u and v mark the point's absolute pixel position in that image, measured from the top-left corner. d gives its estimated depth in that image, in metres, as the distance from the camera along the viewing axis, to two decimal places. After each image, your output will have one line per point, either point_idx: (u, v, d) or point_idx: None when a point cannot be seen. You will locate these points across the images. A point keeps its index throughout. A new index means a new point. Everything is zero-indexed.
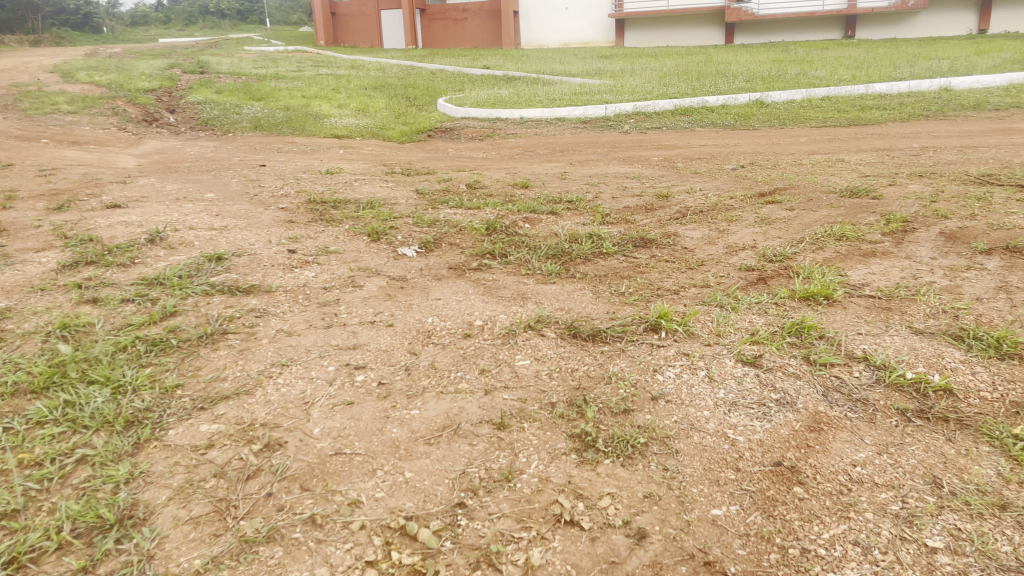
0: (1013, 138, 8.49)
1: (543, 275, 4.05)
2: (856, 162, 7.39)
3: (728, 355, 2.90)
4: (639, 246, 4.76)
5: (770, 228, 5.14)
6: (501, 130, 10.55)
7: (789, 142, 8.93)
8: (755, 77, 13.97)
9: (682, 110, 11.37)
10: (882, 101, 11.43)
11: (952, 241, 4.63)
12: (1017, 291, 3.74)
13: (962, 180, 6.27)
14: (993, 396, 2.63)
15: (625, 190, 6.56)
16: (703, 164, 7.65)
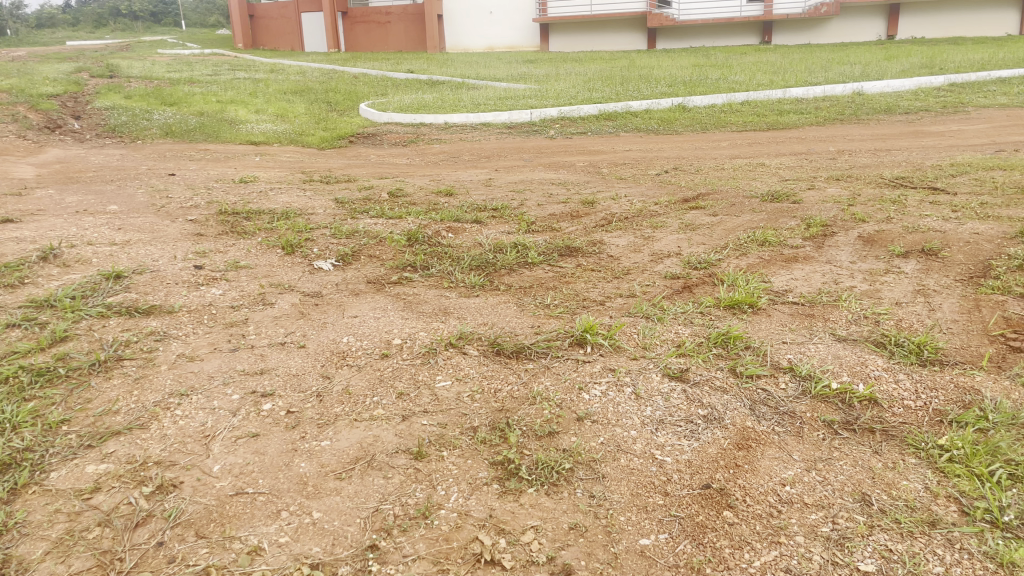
0: (922, 140, 8.79)
1: (466, 287, 3.91)
2: (776, 166, 7.50)
3: (655, 369, 2.82)
4: (565, 255, 4.67)
5: (695, 234, 5.13)
6: (425, 136, 10.37)
7: (712, 147, 9.04)
8: (677, 82, 14.17)
9: (606, 115, 11.40)
10: (799, 105, 11.71)
11: (870, 245, 4.70)
12: (934, 294, 3.79)
13: (876, 183, 6.43)
14: (916, 404, 2.62)
15: (551, 196, 6.48)
16: (627, 169, 7.66)
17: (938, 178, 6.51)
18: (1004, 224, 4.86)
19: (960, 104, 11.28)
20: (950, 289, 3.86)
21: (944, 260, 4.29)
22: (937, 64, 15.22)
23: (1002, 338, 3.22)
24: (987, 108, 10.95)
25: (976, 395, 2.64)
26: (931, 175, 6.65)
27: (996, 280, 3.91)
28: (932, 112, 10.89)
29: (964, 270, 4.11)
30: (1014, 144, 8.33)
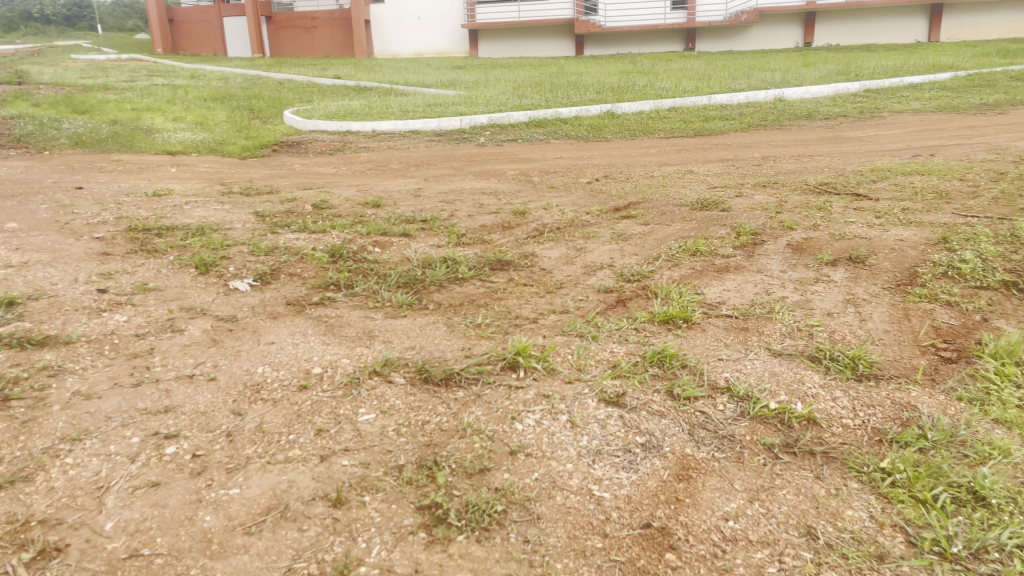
0: (843, 146, 9.00)
1: (393, 306, 3.72)
2: (704, 173, 7.54)
3: (590, 394, 2.69)
4: (496, 268, 4.53)
5: (627, 244, 5.06)
6: (352, 144, 10.11)
7: (640, 154, 9.05)
8: (605, 88, 14.23)
9: (536, 122, 11.33)
10: (724, 112, 11.89)
11: (799, 253, 4.70)
12: (864, 303, 3.79)
13: (802, 190, 6.50)
14: (855, 423, 2.56)
15: (481, 206, 6.33)
16: (558, 178, 7.57)
17: (860, 184, 6.62)
18: (926, 230, 4.94)
19: (876, 110, 11.62)
20: (880, 298, 3.86)
21: (872, 268, 4.31)
22: (853, 71, 15.70)
23: (933, 349, 3.21)
24: (901, 114, 11.32)
25: (913, 412, 2.60)
26: (853, 181, 6.77)
27: (923, 288, 3.94)
28: (850, 118, 11.19)
29: (891, 278, 4.13)
30: (928, 148, 8.58)
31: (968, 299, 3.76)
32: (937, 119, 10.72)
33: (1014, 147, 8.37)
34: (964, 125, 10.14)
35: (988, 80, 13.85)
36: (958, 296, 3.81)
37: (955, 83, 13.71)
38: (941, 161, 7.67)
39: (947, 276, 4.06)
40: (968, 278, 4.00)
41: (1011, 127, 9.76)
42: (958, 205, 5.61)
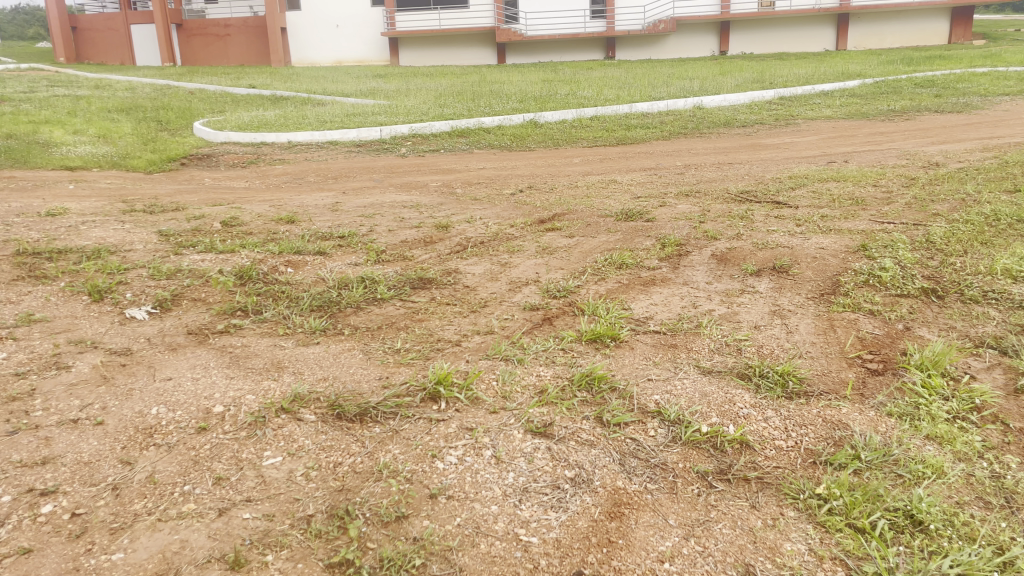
0: (761, 153, 9.14)
1: (305, 333, 3.49)
2: (627, 183, 7.51)
3: (516, 425, 2.53)
4: (416, 287, 4.34)
5: (552, 258, 4.94)
6: (267, 156, 9.74)
7: (564, 163, 8.99)
8: (528, 97, 14.19)
9: (458, 131, 11.17)
10: (645, 120, 11.98)
11: (723, 263, 4.67)
12: (789, 314, 3.76)
13: (724, 198, 6.53)
14: (788, 444, 2.47)
15: (402, 221, 6.13)
16: (481, 189, 7.42)
17: (780, 192, 6.70)
18: (845, 237, 4.99)
19: (791, 117, 11.91)
20: (804, 308, 3.85)
21: (795, 277, 4.31)
22: (768, 79, 16.12)
23: (859, 361, 3.19)
24: (814, 121, 11.62)
25: (845, 430, 2.53)
26: (773, 188, 6.84)
27: (846, 297, 3.95)
28: (766, 125, 11.43)
29: (814, 287, 4.13)
30: (842, 155, 8.79)
31: (890, 307, 3.78)
32: (848, 126, 11.05)
33: (922, 152, 8.65)
34: (874, 131, 10.46)
35: (893, 87, 14.40)
36: (880, 304, 3.82)
37: (864, 91, 14.20)
38: (856, 167, 7.85)
39: (868, 284, 4.08)
40: (889, 286, 4.03)
41: (917, 133, 10.12)
42: (874, 212, 5.71)
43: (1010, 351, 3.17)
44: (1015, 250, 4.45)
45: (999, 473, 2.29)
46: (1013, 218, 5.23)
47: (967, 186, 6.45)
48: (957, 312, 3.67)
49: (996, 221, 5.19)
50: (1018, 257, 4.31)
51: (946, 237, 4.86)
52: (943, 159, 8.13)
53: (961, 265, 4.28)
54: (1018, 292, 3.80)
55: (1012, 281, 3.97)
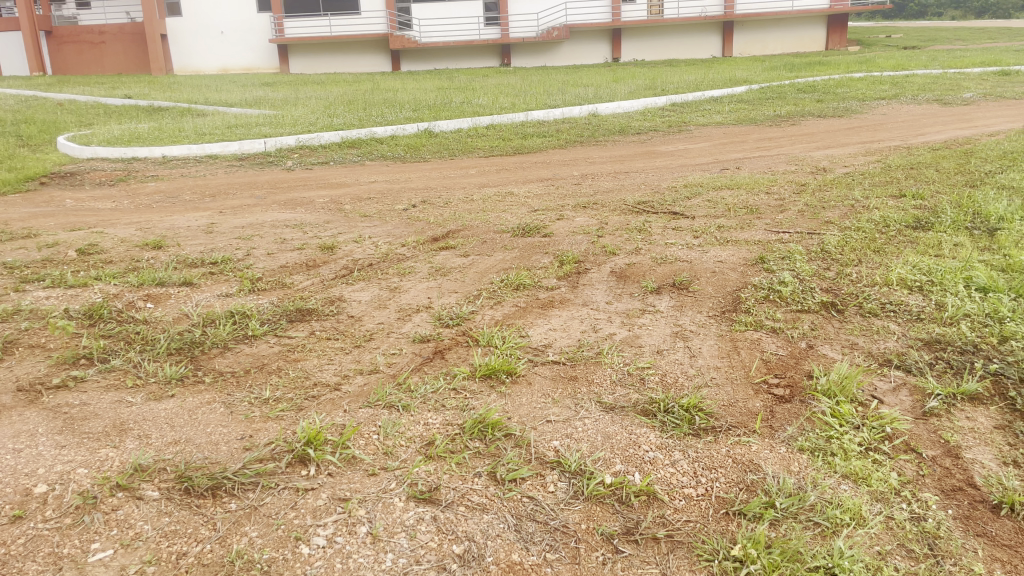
0: (656, 161, 9.11)
1: (160, 383, 3.06)
2: (524, 195, 7.29)
3: (398, 490, 2.22)
4: (295, 319, 3.95)
5: (445, 281, 4.63)
6: (138, 172, 9.03)
7: (459, 175, 8.69)
8: (421, 106, 13.83)
9: (349, 142, 10.72)
10: (541, 128, 11.86)
11: (622, 281, 4.49)
12: (692, 336, 3.59)
13: (621, 210, 6.39)
14: (698, 492, 2.26)
15: (284, 243, 5.68)
16: (371, 205, 7.03)
17: (676, 201, 6.62)
18: (743, 249, 4.91)
19: (683, 124, 12.03)
20: (706, 328, 3.69)
21: (696, 294, 4.16)
22: (659, 85, 16.34)
23: (765, 387, 3.03)
24: (706, 127, 11.77)
25: (757, 472, 2.34)
26: (669, 198, 6.75)
27: (748, 314, 3.82)
28: (660, 131, 11.49)
29: (715, 305, 3.99)
30: (735, 161, 8.88)
31: (792, 324, 3.67)
32: (739, 132, 11.23)
33: (809, 157, 8.82)
34: (763, 137, 10.66)
35: (777, 93, 14.82)
36: (782, 321, 3.71)
37: (750, 96, 14.55)
38: (748, 174, 7.90)
39: (769, 300, 3.97)
40: (789, 301, 3.93)
41: (802, 138, 10.36)
42: (768, 221, 5.68)
43: (914, 368, 3.09)
44: (907, 258, 4.46)
45: (919, 515, 2.15)
46: (901, 224, 5.29)
47: (854, 192, 6.54)
48: (858, 327, 3.59)
49: (886, 228, 5.24)
50: (910, 265, 4.31)
51: (839, 246, 4.84)
52: (829, 164, 8.30)
53: (856, 275, 4.24)
54: (914, 303, 3.77)
55: (906, 292, 3.95)
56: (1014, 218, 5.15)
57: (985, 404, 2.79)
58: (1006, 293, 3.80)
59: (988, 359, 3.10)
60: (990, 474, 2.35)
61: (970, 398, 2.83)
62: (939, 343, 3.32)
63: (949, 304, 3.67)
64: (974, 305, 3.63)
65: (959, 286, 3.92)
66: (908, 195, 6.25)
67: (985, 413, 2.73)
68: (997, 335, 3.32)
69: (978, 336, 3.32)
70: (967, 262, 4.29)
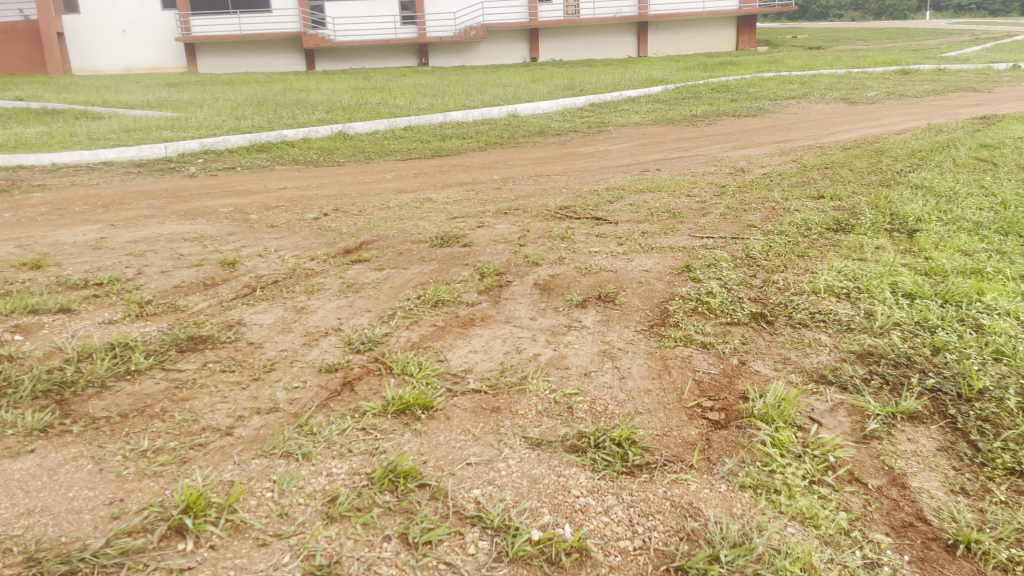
0: (576, 164, 8.94)
1: (19, 436, 2.67)
2: (443, 201, 7.00)
3: (292, 566, 1.95)
4: (186, 348, 3.57)
5: (357, 298, 4.30)
6: (23, 181, 8.31)
7: (374, 179, 8.31)
8: (335, 106, 13.34)
9: (257, 146, 10.19)
10: (460, 129, 11.56)
11: (546, 294, 4.25)
12: (620, 354, 3.38)
13: (543, 216, 6.17)
14: (635, 545, 2.05)
15: (180, 259, 5.22)
16: (279, 214, 6.59)
17: (599, 205, 6.45)
18: (669, 257, 4.74)
19: (602, 124, 11.94)
20: (635, 345, 3.49)
21: (622, 307, 3.96)
22: (578, 85, 16.29)
23: (699, 411, 2.84)
24: (625, 127, 11.71)
25: (698, 518, 2.14)
26: (591, 202, 6.58)
27: (677, 329, 3.64)
28: (580, 132, 11.37)
29: (643, 319, 3.80)
30: (655, 162, 8.81)
31: (723, 339, 3.50)
32: (658, 132, 11.22)
33: (727, 157, 8.82)
34: (681, 137, 10.66)
35: (693, 93, 14.94)
36: (712, 336, 3.54)
37: (667, 96, 14.61)
38: (668, 176, 7.80)
39: (697, 312, 3.80)
40: (718, 313, 3.77)
41: (719, 138, 10.39)
42: (692, 225, 5.55)
43: (850, 385, 2.95)
44: (832, 263, 4.38)
45: (872, 561, 2.00)
46: (822, 227, 5.24)
47: (774, 193, 6.50)
48: (789, 340, 3.44)
49: (808, 231, 5.17)
50: (836, 271, 4.22)
51: (764, 251, 4.74)
52: (748, 164, 8.30)
53: (784, 283, 4.12)
54: (843, 313, 3.65)
55: (835, 300, 3.84)
56: (931, 219, 5.16)
57: (925, 423, 2.66)
58: (931, 299, 3.72)
59: (923, 373, 2.97)
60: (940, 507, 2.21)
61: (910, 417, 2.70)
62: (871, 355, 3.20)
63: (879, 312, 3.57)
64: (903, 313, 3.53)
65: (886, 292, 3.84)
66: (826, 197, 6.24)
67: (926, 434, 2.60)
68: (929, 345, 3.21)
69: (910, 347, 3.22)
70: (891, 266, 4.22)
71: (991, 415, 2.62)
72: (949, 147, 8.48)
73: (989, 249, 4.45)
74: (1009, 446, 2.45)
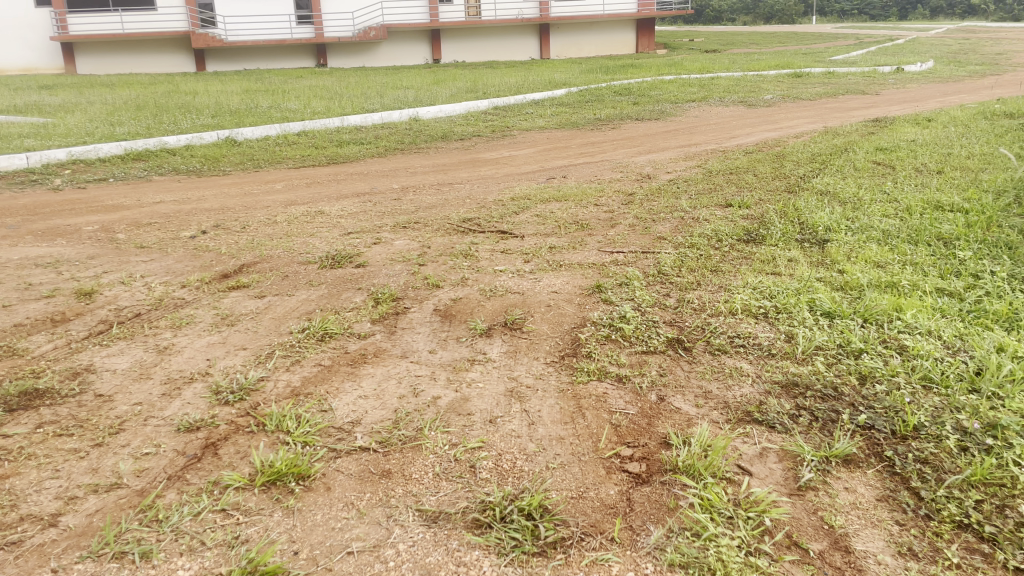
0: (480, 171, 8.59)
1: None
2: (336, 214, 6.52)
3: None
4: (18, 406, 3.02)
5: (232, 333, 3.80)
6: None
7: (263, 190, 7.73)
8: (223, 111, 12.55)
9: (133, 155, 9.39)
10: (358, 134, 11.04)
11: (447, 321, 3.86)
12: (529, 394, 3.03)
13: (444, 230, 5.78)
14: None
15: (29, 288, 4.58)
16: (150, 233, 5.96)
17: (504, 217, 6.12)
18: (579, 275, 4.43)
19: (506, 128, 11.64)
20: (545, 381, 3.14)
21: (530, 336, 3.62)
22: (480, 87, 15.97)
23: (617, 463, 2.52)
24: (529, 131, 11.45)
25: None
26: (496, 213, 6.24)
27: (590, 360, 3.32)
28: (483, 137, 11.04)
29: (553, 349, 3.46)
30: (560, 169, 8.56)
31: (638, 370, 3.20)
32: (562, 136, 11.01)
33: (632, 163, 8.66)
34: (586, 141, 10.47)
35: (596, 96, 14.86)
36: (627, 367, 3.24)
37: (570, 99, 14.46)
38: (574, 183, 7.56)
39: (611, 340, 3.50)
40: (632, 340, 3.48)
41: (624, 143, 10.25)
42: (601, 238, 5.29)
43: (778, 423, 2.69)
44: (746, 279, 4.18)
45: None
46: (733, 238, 5.06)
47: (682, 201, 6.33)
48: (709, 370, 3.17)
49: (719, 243, 4.99)
50: (751, 288, 4.01)
51: (677, 267, 4.49)
52: (653, 170, 8.15)
53: (699, 303, 3.88)
54: (763, 337, 3.42)
55: (753, 321, 3.60)
56: (840, 228, 5.06)
57: (862, 467, 2.41)
58: (851, 318, 3.54)
59: (853, 406, 2.74)
60: None
61: (845, 460, 2.46)
62: (797, 386, 2.96)
63: (800, 336, 3.36)
64: (825, 336, 3.33)
65: (804, 311, 3.64)
66: (734, 205, 6.10)
67: (863, 481, 2.35)
68: (856, 373, 3.00)
69: (836, 376, 3.00)
70: (807, 281, 4.05)
71: (929, 455, 2.40)
72: (848, 150, 8.56)
73: (902, 260, 4.35)
74: (953, 493, 2.23)
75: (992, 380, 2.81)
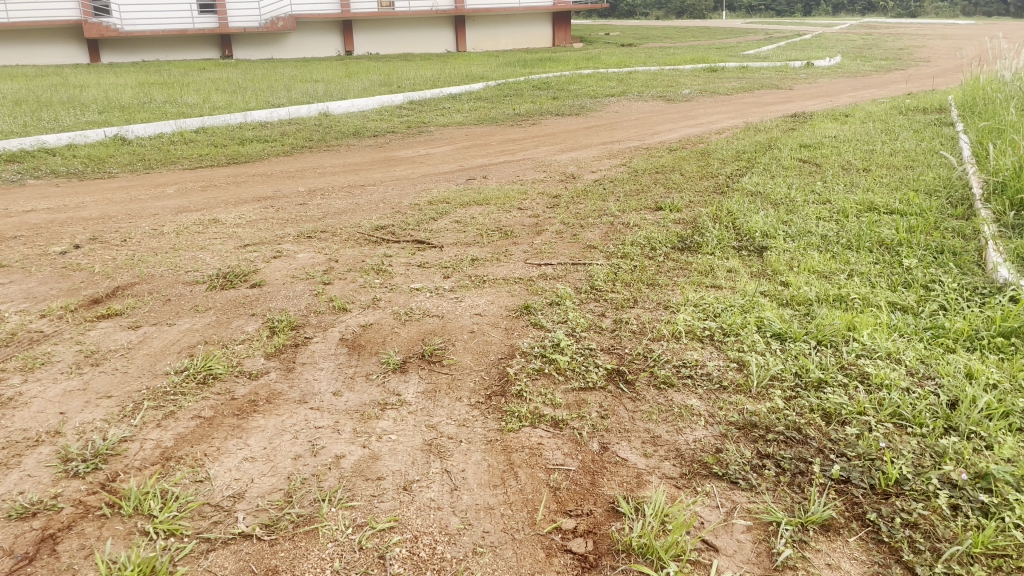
0: (394, 171, 8.05)
1: None
2: (234, 221, 5.89)
3: None
4: None
5: (95, 376, 3.19)
6: None
7: (154, 195, 6.98)
8: (112, 106, 11.52)
9: (5, 155, 8.43)
10: (262, 130, 10.31)
11: (355, 354, 3.35)
12: (451, 449, 2.56)
13: (353, 240, 5.24)
14: None
15: None
16: (14, 248, 5.21)
17: (420, 223, 5.62)
18: (504, 293, 3.99)
19: (422, 124, 11.09)
20: (470, 430, 2.68)
21: (451, 370, 3.15)
22: (395, 81, 15.35)
23: (559, 540, 2.09)
24: (446, 127, 10.94)
25: None
26: (411, 219, 5.74)
27: (520, 400, 2.87)
28: (398, 133, 10.47)
29: (478, 386, 3.01)
30: (480, 168, 8.10)
31: (576, 412, 2.78)
32: (481, 133, 10.56)
33: (555, 162, 8.28)
34: (506, 138, 10.05)
35: (515, 90, 14.45)
36: (563, 408, 2.81)
37: (488, 94, 13.98)
38: (495, 184, 7.12)
39: (543, 374, 3.06)
40: (567, 374, 3.05)
41: (544, 139, 9.87)
42: (527, 247, 4.86)
43: (741, 479, 2.31)
44: (687, 294, 3.82)
45: None
46: (666, 245, 4.72)
47: (609, 204, 5.97)
48: (655, 409, 2.77)
49: (652, 251, 4.63)
50: (692, 306, 3.64)
51: (610, 281, 4.10)
52: (577, 169, 7.79)
53: (638, 325, 3.48)
54: (712, 365, 3.05)
55: (699, 347, 3.23)
56: (778, 234, 4.76)
57: (843, 535, 2.06)
58: (805, 341, 3.21)
59: (824, 455, 2.39)
60: None
61: (823, 526, 2.10)
62: (756, 428, 2.59)
63: (754, 364, 3.00)
64: (781, 364, 2.99)
65: (754, 334, 3.29)
66: (664, 208, 5.77)
67: (847, 553, 2.00)
68: (820, 410, 2.65)
69: (799, 414, 2.64)
70: (752, 297, 3.71)
71: (919, 518, 2.07)
72: (772, 147, 8.41)
73: (847, 270, 4.07)
74: (954, 569, 1.90)
75: (970, 416, 2.52)
